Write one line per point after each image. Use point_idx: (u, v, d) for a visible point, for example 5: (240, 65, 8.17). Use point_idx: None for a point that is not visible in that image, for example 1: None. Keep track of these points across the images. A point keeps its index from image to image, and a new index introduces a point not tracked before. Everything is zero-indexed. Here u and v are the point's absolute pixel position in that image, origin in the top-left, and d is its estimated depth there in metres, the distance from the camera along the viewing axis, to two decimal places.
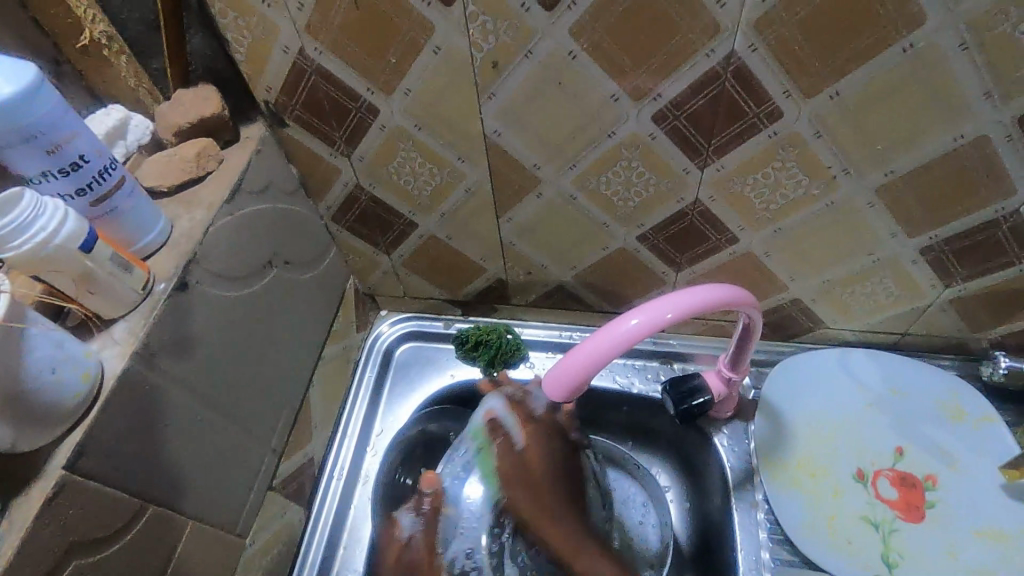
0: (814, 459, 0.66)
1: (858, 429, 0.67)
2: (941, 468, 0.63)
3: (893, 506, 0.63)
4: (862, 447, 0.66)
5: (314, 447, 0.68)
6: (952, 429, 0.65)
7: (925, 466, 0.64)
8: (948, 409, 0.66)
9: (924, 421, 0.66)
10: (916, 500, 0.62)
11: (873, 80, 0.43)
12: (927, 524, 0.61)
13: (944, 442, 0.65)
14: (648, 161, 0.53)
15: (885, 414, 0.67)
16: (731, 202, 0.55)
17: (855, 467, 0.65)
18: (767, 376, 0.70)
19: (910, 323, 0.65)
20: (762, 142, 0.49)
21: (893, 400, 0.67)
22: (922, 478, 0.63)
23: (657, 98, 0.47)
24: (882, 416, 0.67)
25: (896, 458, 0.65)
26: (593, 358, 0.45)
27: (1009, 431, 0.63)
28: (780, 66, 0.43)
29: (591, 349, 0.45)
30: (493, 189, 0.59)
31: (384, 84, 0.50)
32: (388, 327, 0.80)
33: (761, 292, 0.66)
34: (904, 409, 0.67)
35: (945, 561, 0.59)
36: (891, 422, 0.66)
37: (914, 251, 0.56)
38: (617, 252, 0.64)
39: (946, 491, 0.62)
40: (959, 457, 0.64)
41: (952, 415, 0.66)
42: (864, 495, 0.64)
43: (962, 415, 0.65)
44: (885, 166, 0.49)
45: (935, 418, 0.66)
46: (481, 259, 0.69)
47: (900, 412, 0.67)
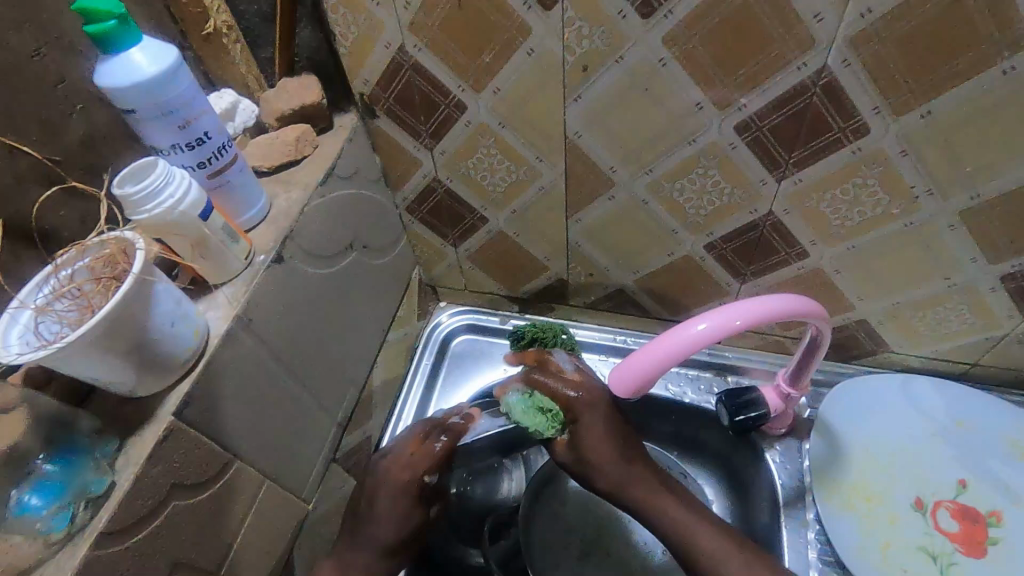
0: (871, 484, 0.65)
1: (919, 458, 0.65)
2: (1006, 505, 0.61)
3: (951, 539, 0.61)
4: (921, 476, 0.64)
5: (372, 425, 0.71)
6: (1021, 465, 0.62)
7: (990, 502, 0.62)
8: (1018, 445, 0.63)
9: (992, 456, 0.64)
10: (977, 535, 0.60)
11: (968, 101, 0.43)
12: (990, 561, 0.59)
13: (1012, 478, 0.62)
14: (726, 170, 0.53)
15: (949, 444, 0.65)
16: (804, 216, 0.55)
17: (913, 496, 0.64)
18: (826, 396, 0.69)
19: (983, 353, 0.64)
20: (845, 158, 0.49)
21: (958, 431, 0.66)
22: (985, 513, 0.61)
23: (741, 108, 0.48)
24: (944, 446, 0.65)
25: (958, 491, 0.63)
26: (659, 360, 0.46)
27: None
28: (871, 82, 0.44)
29: (656, 353, 0.46)
30: (566, 189, 0.61)
31: (475, 82, 0.53)
32: (447, 318, 0.83)
33: (827, 309, 0.65)
34: (970, 440, 0.65)
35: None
36: (954, 452, 0.65)
37: (994, 279, 0.55)
38: (681, 259, 0.65)
39: (1012, 528, 0.60)
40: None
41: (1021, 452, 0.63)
42: (921, 525, 0.62)
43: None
44: (972, 188, 0.48)
45: (1004, 453, 0.63)
46: (544, 257, 0.71)
47: (964, 442, 0.65)
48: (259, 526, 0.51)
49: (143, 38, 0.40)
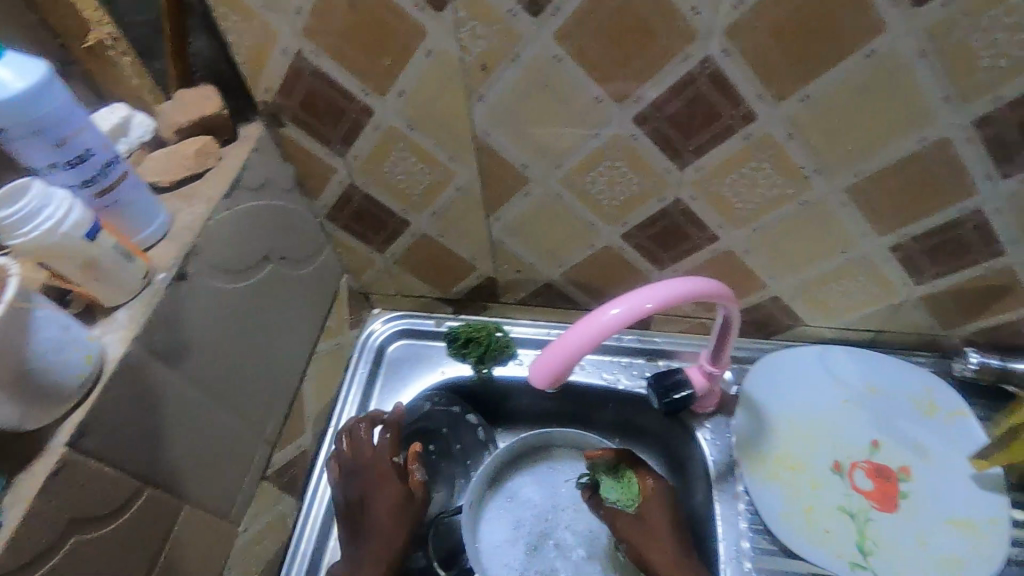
0: (794, 453, 0.68)
1: (836, 423, 0.69)
2: (915, 461, 0.65)
3: (868, 496, 0.65)
4: (839, 441, 0.68)
5: (307, 439, 0.69)
6: (924, 423, 0.67)
7: (900, 459, 0.66)
8: (921, 404, 0.68)
9: (901, 417, 0.68)
10: (890, 491, 0.64)
11: (839, 84, 0.46)
12: (901, 514, 0.63)
13: (918, 435, 0.67)
14: (631, 160, 0.55)
15: (862, 409, 0.69)
16: (709, 201, 0.57)
17: (833, 459, 0.67)
18: (750, 372, 0.72)
19: (885, 320, 0.68)
20: (739, 143, 0.51)
21: (870, 396, 0.70)
22: (896, 470, 0.65)
23: (638, 100, 0.50)
24: (858, 410, 0.69)
25: (871, 451, 0.67)
26: (575, 347, 0.47)
27: (978, 425, 0.66)
28: (752, 70, 0.46)
29: (571, 341, 0.47)
30: (482, 187, 0.61)
31: (378, 85, 0.52)
32: (380, 325, 0.82)
33: (742, 290, 0.68)
34: (881, 402, 0.69)
35: (919, 547, 0.61)
36: (866, 415, 0.69)
37: (885, 250, 0.59)
38: (601, 250, 0.66)
39: (919, 481, 0.64)
40: (933, 450, 0.66)
41: (925, 410, 0.68)
42: (841, 486, 0.66)
43: (934, 409, 0.68)
44: (854, 166, 0.51)
45: (909, 411, 0.68)
46: (471, 257, 0.71)
47: (876, 405, 0.69)
48: (180, 556, 0.49)
49: (7, 53, 0.39)
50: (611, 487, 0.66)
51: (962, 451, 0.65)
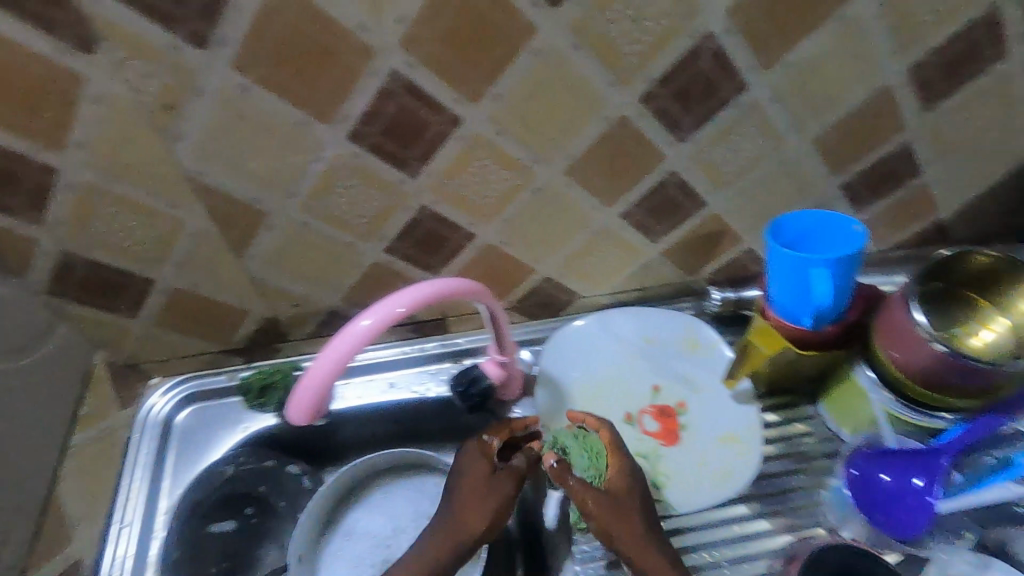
0: (592, 414, 0.74)
1: (622, 378, 0.76)
2: (688, 395, 0.75)
3: (655, 437, 0.72)
4: (626, 394, 0.75)
5: (78, 547, 0.61)
6: (691, 359, 0.76)
7: (676, 397, 0.74)
8: (686, 342, 0.77)
9: (673, 359, 0.76)
10: (673, 427, 0.73)
11: (519, 81, 0.50)
12: (682, 443, 0.71)
13: (688, 372, 0.76)
14: (363, 177, 0.55)
15: (642, 360, 0.77)
16: (452, 203, 0.60)
17: (624, 412, 0.74)
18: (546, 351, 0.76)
19: (644, 278, 0.76)
20: (456, 145, 0.54)
21: (648, 346, 0.77)
22: (675, 407, 0.74)
23: (345, 118, 0.50)
24: (638, 362, 0.77)
25: (653, 395, 0.75)
26: (329, 365, 0.47)
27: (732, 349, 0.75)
28: (439, 78, 0.48)
29: (331, 357, 0.47)
30: (219, 228, 0.57)
31: (50, 141, 0.47)
32: (161, 397, 0.73)
33: (517, 280, 0.72)
34: (656, 350, 0.77)
35: (699, 469, 0.69)
36: (646, 364, 0.77)
37: (618, 218, 0.66)
38: (372, 268, 0.66)
39: (693, 412, 0.73)
40: (701, 381, 0.75)
41: (691, 347, 0.76)
42: (633, 434, 0.72)
43: (697, 345, 0.77)
44: (563, 151, 0.57)
45: (678, 351, 0.77)
46: (239, 301, 0.67)
47: (652, 353, 0.77)
48: None
49: None
50: (581, 456, 0.64)
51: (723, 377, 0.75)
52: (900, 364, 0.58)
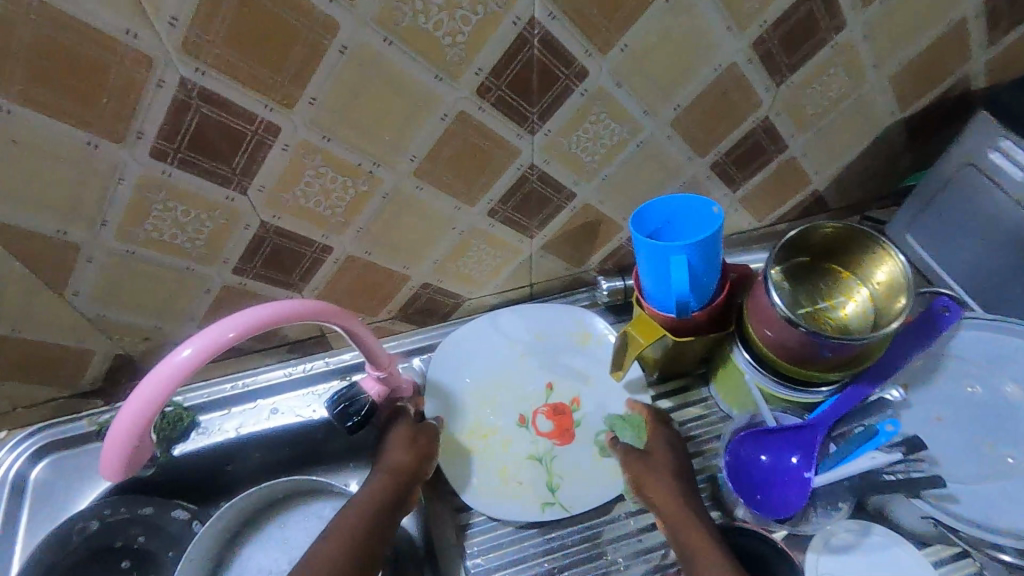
0: (485, 421, 0.71)
1: (516, 379, 0.74)
2: (581, 389, 0.73)
3: (550, 437, 0.70)
4: (519, 395, 0.73)
5: None
6: (582, 352, 0.75)
7: (570, 392, 0.73)
8: (578, 334, 0.76)
9: (566, 353, 0.75)
10: (567, 424, 0.71)
11: (334, 83, 0.46)
12: (576, 441, 0.70)
13: (581, 365, 0.74)
14: (182, 197, 0.50)
15: (534, 358, 0.75)
16: (296, 216, 0.55)
17: (518, 414, 0.72)
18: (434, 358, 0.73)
19: (528, 273, 0.74)
20: (281, 155, 0.50)
21: (540, 343, 0.75)
22: (569, 403, 0.72)
23: (140, 135, 0.45)
24: (530, 360, 0.75)
25: (547, 394, 0.73)
26: (141, 404, 0.42)
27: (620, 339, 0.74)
28: (239, 84, 0.44)
29: (144, 395, 0.42)
30: (26, 266, 0.51)
31: None
32: (9, 454, 0.67)
33: (392, 287, 0.68)
34: (547, 346, 0.75)
35: (593, 465, 0.68)
36: (538, 362, 0.74)
37: (485, 216, 0.63)
38: (224, 291, 0.61)
39: (587, 406, 0.72)
40: (594, 373, 0.73)
41: (582, 340, 0.75)
42: (527, 436, 0.71)
43: (587, 337, 0.75)
44: (405, 152, 0.53)
45: (570, 345, 0.75)
46: (79, 341, 0.61)
47: (544, 349, 0.75)
48: None
49: None
50: (625, 428, 0.68)
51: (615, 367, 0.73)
52: (771, 341, 0.57)
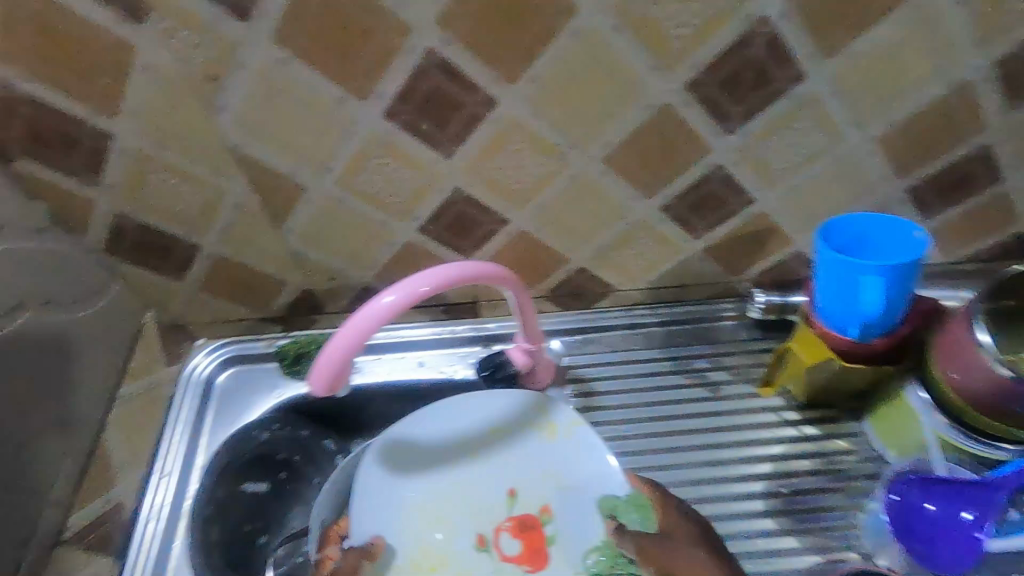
0: (433, 548, 0.61)
1: (476, 484, 0.64)
2: (552, 495, 0.63)
3: (518, 562, 0.60)
4: (478, 506, 0.63)
5: (121, 492, 0.64)
6: (544, 447, 0.65)
7: (538, 499, 0.63)
8: (541, 427, 0.65)
9: (523, 454, 0.65)
10: (540, 543, 0.61)
11: (557, 63, 0.48)
12: (552, 564, 0.59)
13: (538, 467, 0.64)
14: (397, 156, 0.55)
15: (486, 463, 0.65)
16: (487, 187, 0.59)
17: (476, 534, 0.61)
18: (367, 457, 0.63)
19: (681, 275, 0.73)
20: (491, 128, 0.53)
21: (499, 440, 0.65)
22: (538, 515, 0.62)
23: (380, 96, 0.50)
24: (501, 459, 0.65)
25: (510, 504, 0.63)
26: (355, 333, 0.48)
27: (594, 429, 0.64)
28: (475, 57, 0.47)
29: (355, 324, 0.48)
30: (259, 200, 0.59)
31: (107, 107, 0.49)
32: (205, 357, 0.76)
33: (550, 267, 0.71)
34: (517, 442, 0.65)
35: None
36: (501, 464, 0.64)
37: (657, 211, 0.63)
38: (405, 248, 0.66)
39: (558, 520, 0.62)
40: (560, 476, 0.63)
41: (547, 434, 0.65)
42: (487, 563, 0.60)
43: (553, 430, 0.65)
44: (602, 138, 0.55)
45: (535, 442, 0.65)
46: (278, 272, 0.69)
47: (491, 450, 0.65)
48: None
49: None
50: (630, 513, 0.59)
51: (586, 463, 0.63)
52: (958, 386, 0.53)
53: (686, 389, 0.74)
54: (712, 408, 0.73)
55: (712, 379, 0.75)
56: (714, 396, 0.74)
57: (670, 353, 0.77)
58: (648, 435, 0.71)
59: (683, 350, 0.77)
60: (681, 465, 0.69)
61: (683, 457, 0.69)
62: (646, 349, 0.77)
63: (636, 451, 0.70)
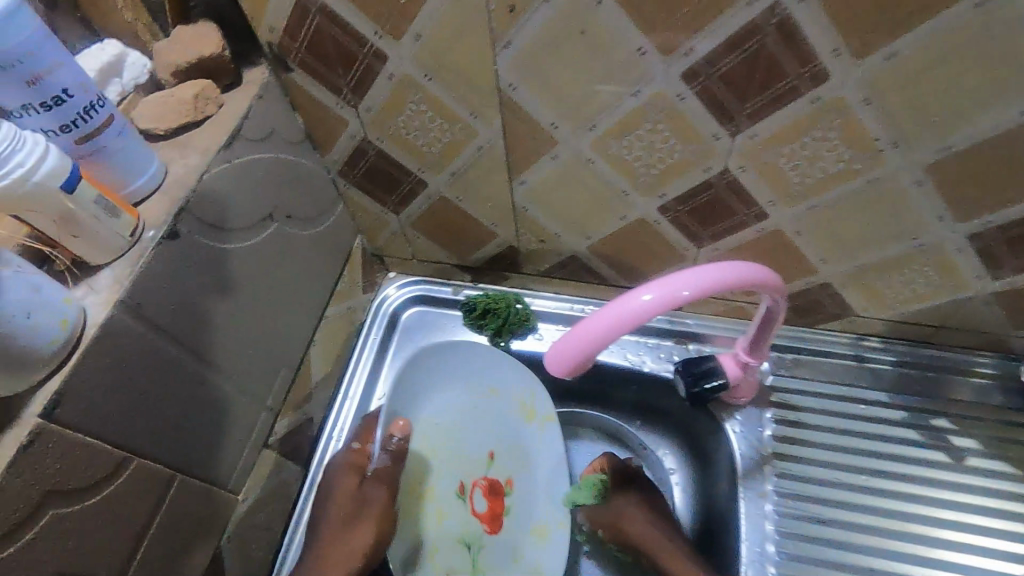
0: (427, 481, 0.67)
1: (461, 433, 0.69)
2: (516, 471, 0.68)
3: (480, 520, 0.67)
4: (459, 459, 0.68)
5: (313, 407, 0.66)
6: (525, 430, 0.69)
7: (506, 471, 0.69)
8: (523, 408, 0.69)
9: (505, 422, 0.69)
10: (499, 508, 0.68)
11: (934, 40, 0.38)
12: (504, 533, 0.67)
13: (518, 442, 0.69)
14: (674, 123, 0.48)
15: (481, 415, 0.70)
16: (761, 173, 0.51)
17: (456, 481, 0.68)
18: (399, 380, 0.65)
19: (948, 315, 0.61)
20: (804, 108, 0.44)
21: (493, 400, 0.70)
22: (502, 483, 0.68)
23: (688, 53, 0.43)
24: (480, 422, 0.70)
25: (487, 466, 0.68)
26: (615, 325, 0.41)
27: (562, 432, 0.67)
28: (832, 20, 0.38)
29: (619, 314, 0.41)
30: (505, 148, 0.55)
31: (393, 28, 0.46)
32: (395, 291, 0.76)
33: (789, 274, 0.61)
34: (493, 408, 0.70)
35: (511, 567, 0.65)
36: (487, 424, 0.70)
37: (962, 238, 0.51)
38: (635, 223, 0.60)
39: (518, 493, 0.68)
40: (531, 458, 0.69)
41: (526, 415, 0.69)
42: (461, 511, 0.67)
43: (532, 415, 0.68)
44: (941, 140, 0.44)
45: (513, 420, 0.69)
46: (491, 223, 0.66)
47: (490, 410, 0.70)
48: (172, 529, 0.48)
49: None
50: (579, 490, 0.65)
51: (548, 455, 0.68)
52: None
53: (909, 444, 0.64)
54: (959, 480, 0.62)
55: (952, 444, 0.63)
56: (960, 466, 0.62)
57: (903, 402, 0.65)
58: (875, 491, 0.62)
59: (918, 401, 0.65)
60: (909, 535, 0.60)
61: (913, 526, 0.60)
62: (872, 390, 0.66)
63: (857, 506, 0.62)
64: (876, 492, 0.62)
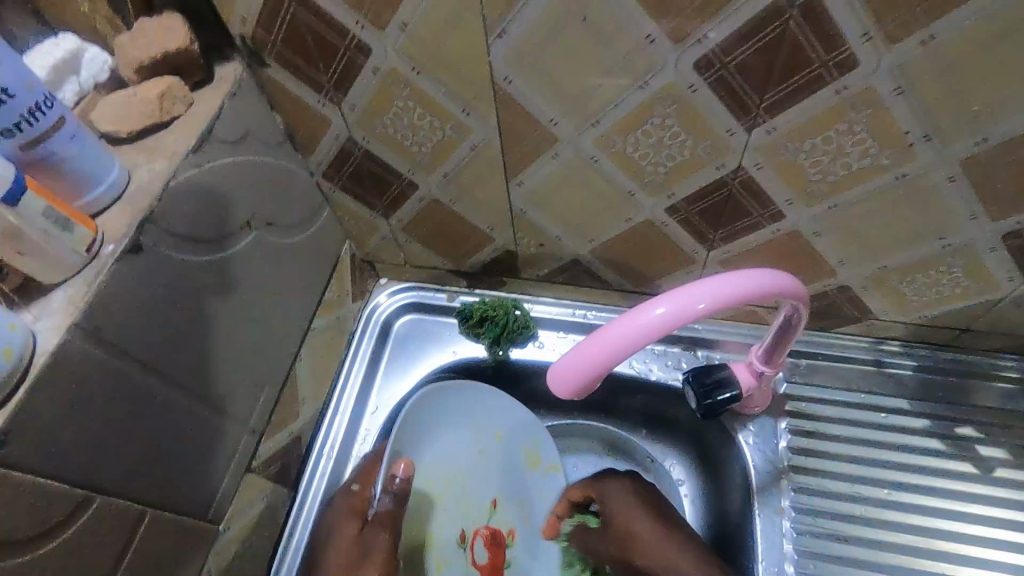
0: (427, 530, 0.63)
1: (466, 478, 0.65)
2: (518, 521, 0.67)
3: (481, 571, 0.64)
4: (464, 507, 0.65)
5: (302, 424, 0.63)
6: (529, 477, 0.68)
7: (508, 521, 0.66)
8: (529, 455, 0.68)
9: (509, 469, 0.67)
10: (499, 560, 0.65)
11: (979, 21, 0.34)
12: None
13: (523, 491, 0.67)
14: (685, 118, 0.44)
15: (485, 460, 0.66)
16: (779, 171, 0.47)
17: (459, 530, 0.64)
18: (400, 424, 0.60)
19: (975, 318, 0.57)
20: (829, 99, 0.40)
21: (498, 445, 0.67)
22: (505, 534, 0.66)
23: (702, 40, 0.39)
24: (486, 468, 0.66)
25: (489, 513, 0.66)
26: (638, 340, 0.38)
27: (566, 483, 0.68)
28: (864, 0, 0.34)
29: (642, 325, 0.38)
30: (501, 147, 0.51)
31: (376, 17, 0.42)
32: (387, 298, 0.72)
33: (805, 276, 0.57)
34: (500, 454, 0.67)
35: None
36: (493, 470, 0.67)
37: (994, 237, 0.47)
38: (641, 225, 0.56)
39: (521, 544, 0.66)
40: (533, 506, 0.67)
41: (531, 463, 0.68)
42: (462, 563, 0.64)
43: (537, 461, 0.68)
44: (978, 133, 0.40)
45: (518, 467, 0.68)
46: (488, 227, 0.62)
47: (494, 456, 0.67)
48: (145, 569, 0.44)
49: None
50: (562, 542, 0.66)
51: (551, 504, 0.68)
52: None
53: (933, 455, 0.60)
54: (988, 493, 0.58)
55: (978, 454, 0.60)
56: (987, 477, 0.59)
57: (925, 409, 0.62)
58: (900, 507, 0.59)
59: (942, 408, 0.62)
60: (934, 553, 0.57)
61: (939, 543, 0.57)
62: (893, 397, 0.63)
63: (881, 523, 0.58)
64: (902, 508, 0.59)
